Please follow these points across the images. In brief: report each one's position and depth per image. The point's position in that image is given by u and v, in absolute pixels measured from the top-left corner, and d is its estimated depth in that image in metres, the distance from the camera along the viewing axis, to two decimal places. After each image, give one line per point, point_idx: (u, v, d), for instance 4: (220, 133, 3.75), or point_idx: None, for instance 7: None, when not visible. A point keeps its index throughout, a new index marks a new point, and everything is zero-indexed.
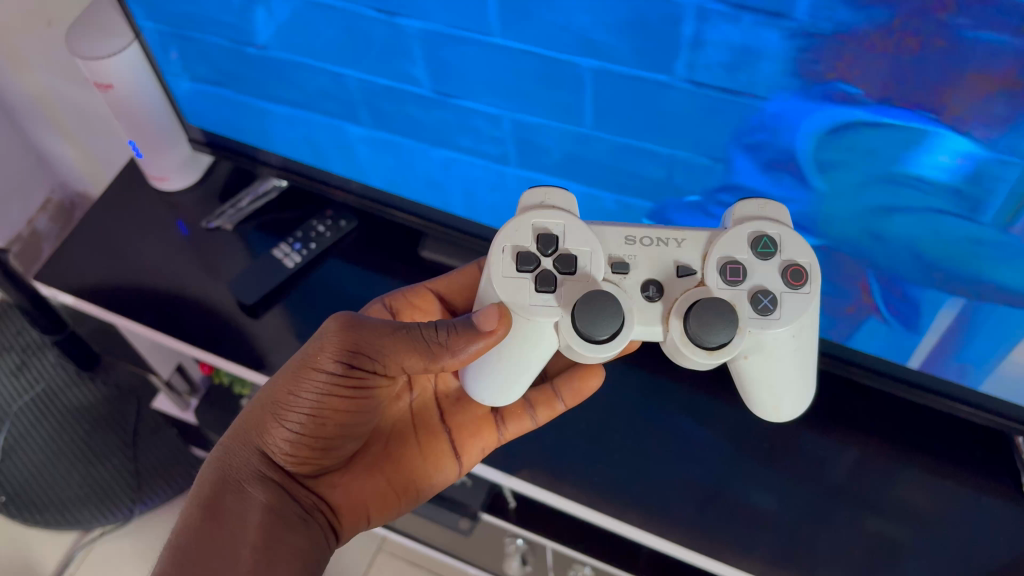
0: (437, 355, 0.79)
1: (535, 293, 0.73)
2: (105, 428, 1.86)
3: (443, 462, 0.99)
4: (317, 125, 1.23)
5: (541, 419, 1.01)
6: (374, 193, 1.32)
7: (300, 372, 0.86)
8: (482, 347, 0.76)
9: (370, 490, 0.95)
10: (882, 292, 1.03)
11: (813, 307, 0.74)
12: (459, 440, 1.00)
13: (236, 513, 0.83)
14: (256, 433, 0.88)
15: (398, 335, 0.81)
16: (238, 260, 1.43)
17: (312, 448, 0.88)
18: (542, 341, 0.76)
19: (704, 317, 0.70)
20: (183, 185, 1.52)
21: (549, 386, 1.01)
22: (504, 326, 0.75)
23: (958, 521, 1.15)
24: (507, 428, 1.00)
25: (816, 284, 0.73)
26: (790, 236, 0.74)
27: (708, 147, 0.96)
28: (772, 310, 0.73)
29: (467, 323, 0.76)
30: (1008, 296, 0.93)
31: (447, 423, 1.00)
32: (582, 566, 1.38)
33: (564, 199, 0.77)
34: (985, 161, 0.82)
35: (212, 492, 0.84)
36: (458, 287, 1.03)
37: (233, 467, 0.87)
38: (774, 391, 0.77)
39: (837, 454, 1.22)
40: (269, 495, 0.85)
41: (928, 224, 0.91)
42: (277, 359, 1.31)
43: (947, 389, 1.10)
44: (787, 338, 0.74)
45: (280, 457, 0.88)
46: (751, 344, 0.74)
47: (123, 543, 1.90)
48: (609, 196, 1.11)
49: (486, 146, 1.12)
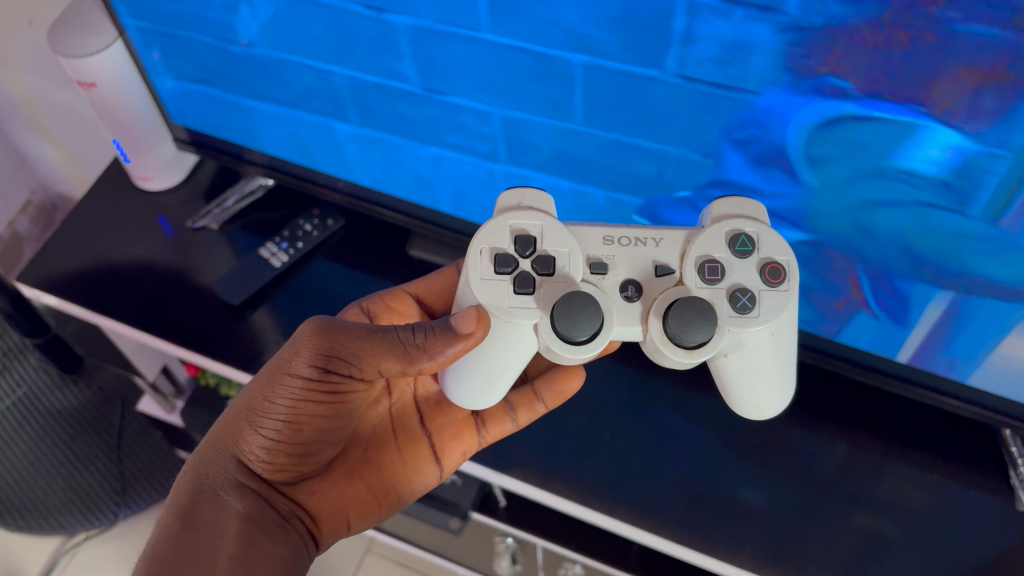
0: (415, 358, 0.78)
1: (514, 295, 0.73)
2: (89, 433, 1.83)
3: (423, 466, 0.98)
4: (304, 123, 1.22)
5: (522, 421, 0.99)
6: (361, 191, 1.31)
7: (275, 378, 0.84)
8: (460, 349, 0.75)
9: (350, 495, 0.93)
10: (871, 286, 1.02)
11: (792, 305, 0.73)
12: (439, 443, 0.98)
13: (213, 521, 0.81)
14: (231, 441, 0.86)
15: (374, 338, 0.79)
16: (223, 260, 1.42)
17: (289, 455, 0.86)
18: (521, 344, 0.75)
19: (683, 316, 0.69)
20: (168, 185, 1.51)
21: (530, 387, 0.99)
22: (483, 328, 0.73)
23: (948, 514, 1.15)
24: (488, 431, 1.00)
25: (795, 282, 0.73)
26: (768, 234, 0.73)
27: (698, 142, 0.96)
28: (750, 308, 0.72)
29: (445, 325, 0.74)
30: (997, 289, 0.92)
31: (427, 426, 0.99)
32: (573, 564, 1.40)
33: (542, 199, 0.76)
34: (973, 154, 0.82)
35: (188, 501, 0.83)
36: (437, 288, 1.03)
37: (209, 476, 0.85)
38: (755, 389, 0.76)
39: (827, 450, 1.22)
40: (247, 504, 0.84)
41: (916, 217, 0.91)
42: (262, 359, 1.30)
43: (935, 383, 1.10)
44: (767, 336, 0.73)
45: (257, 465, 0.86)
46: (731, 342, 0.73)
47: (107, 547, 1.89)
48: (598, 193, 1.10)
49: (475, 143, 1.11)
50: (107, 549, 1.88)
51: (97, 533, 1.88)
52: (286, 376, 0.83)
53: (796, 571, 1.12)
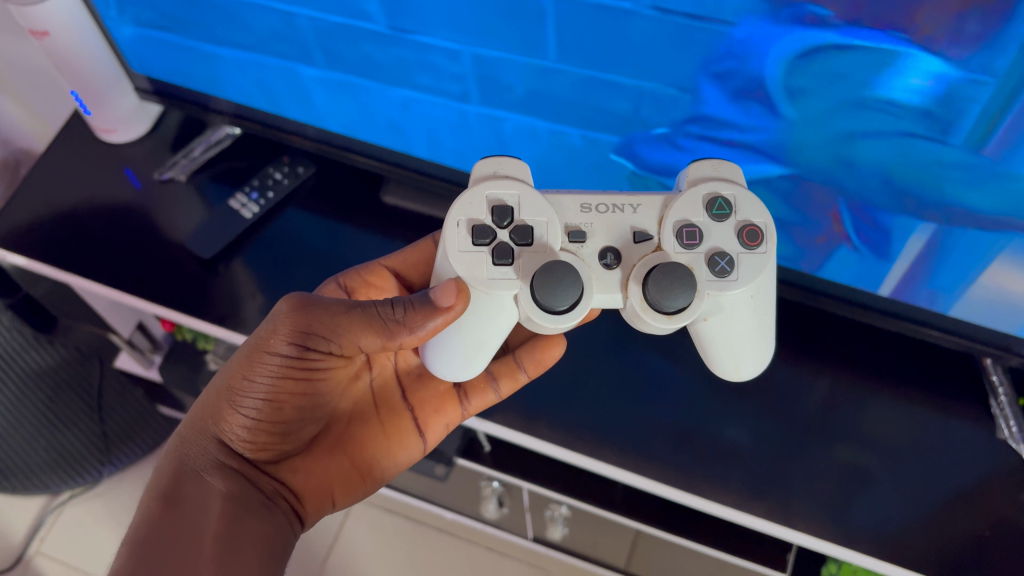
0: (395, 333, 0.75)
1: (493, 267, 0.70)
2: (68, 391, 1.80)
3: (407, 439, 0.96)
4: (269, 69, 1.18)
5: (505, 391, 0.98)
6: (332, 138, 1.27)
7: (252, 356, 0.82)
8: (440, 323, 0.72)
9: (334, 471, 0.91)
10: (852, 220, 1.01)
11: (770, 268, 0.71)
12: (422, 415, 0.97)
13: (195, 502, 0.80)
14: (211, 421, 0.84)
15: (352, 313, 0.77)
16: (194, 211, 1.39)
17: (270, 433, 0.85)
18: (503, 314, 0.73)
19: (662, 282, 0.67)
20: (134, 137, 1.47)
21: (511, 356, 0.98)
22: (463, 301, 0.71)
23: (928, 443, 1.16)
24: (471, 403, 0.98)
25: (773, 243, 0.70)
26: (745, 197, 0.71)
27: (675, 77, 0.93)
28: (730, 271, 0.70)
29: (424, 299, 0.72)
30: (977, 218, 0.91)
31: (410, 399, 0.97)
32: (559, 505, 1.37)
33: (518, 167, 0.73)
34: (955, 81, 0.80)
35: (170, 483, 0.81)
36: (414, 262, 1.00)
37: (190, 456, 0.83)
38: (734, 352, 0.74)
39: (808, 385, 1.22)
40: (229, 484, 0.81)
41: (897, 147, 0.89)
42: (238, 312, 1.28)
43: (917, 315, 1.09)
44: (746, 299, 0.71)
45: (238, 445, 0.84)
46: (710, 306, 0.71)
47: (94, 505, 1.88)
48: (574, 131, 1.07)
49: (446, 84, 1.08)
50: (93, 507, 1.87)
51: (81, 491, 1.87)
52: (263, 347, 0.82)
53: (778, 506, 1.12)
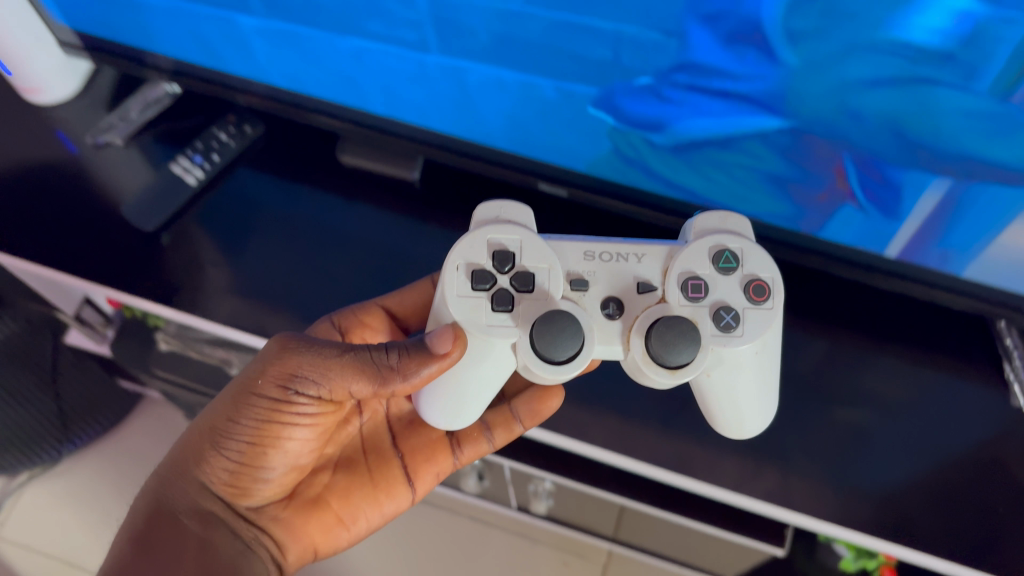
0: (387, 380, 0.71)
1: (492, 312, 0.69)
2: (21, 365, 1.68)
3: (395, 488, 0.92)
4: (199, 16, 1.11)
5: (499, 442, 0.95)
6: (278, 93, 1.21)
7: (239, 398, 0.79)
8: (434, 368, 0.70)
9: (318, 522, 0.88)
10: (858, 175, 0.95)
11: (775, 324, 0.70)
12: (412, 464, 0.93)
13: (169, 549, 0.79)
14: (192, 462, 0.82)
15: (343, 358, 0.73)
16: (135, 170, 1.32)
17: (254, 479, 0.82)
18: (499, 362, 0.71)
19: (664, 335, 0.66)
20: (61, 97, 1.39)
21: (508, 407, 0.94)
22: (460, 347, 0.69)
23: (931, 402, 1.13)
24: (463, 452, 0.95)
25: (778, 299, 0.70)
26: (752, 252, 0.71)
27: (658, 19, 0.86)
28: (734, 326, 0.69)
29: (419, 344, 0.69)
30: (1001, 172, 0.86)
31: (401, 447, 0.94)
32: (542, 481, 1.37)
33: (521, 212, 0.73)
34: (985, 20, 0.74)
35: (145, 524, 0.80)
36: (411, 305, 0.94)
37: (169, 497, 0.81)
38: (737, 407, 0.73)
39: (797, 348, 1.18)
40: (206, 531, 0.80)
41: (912, 97, 0.83)
42: (197, 280, 1.19)
43: (921, 274, 1.06)
44: (750, 354, 0.70)
45: (220, 488, 0.82)
46: (713, 360, 0.70)
47: (53, 483, 1.86)
48: (546, 83, 1.00)
49: (400, 32, 1.01)
50: (51, 488, 1.86)
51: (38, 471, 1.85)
52: (249, 391, 0.78)
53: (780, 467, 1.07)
